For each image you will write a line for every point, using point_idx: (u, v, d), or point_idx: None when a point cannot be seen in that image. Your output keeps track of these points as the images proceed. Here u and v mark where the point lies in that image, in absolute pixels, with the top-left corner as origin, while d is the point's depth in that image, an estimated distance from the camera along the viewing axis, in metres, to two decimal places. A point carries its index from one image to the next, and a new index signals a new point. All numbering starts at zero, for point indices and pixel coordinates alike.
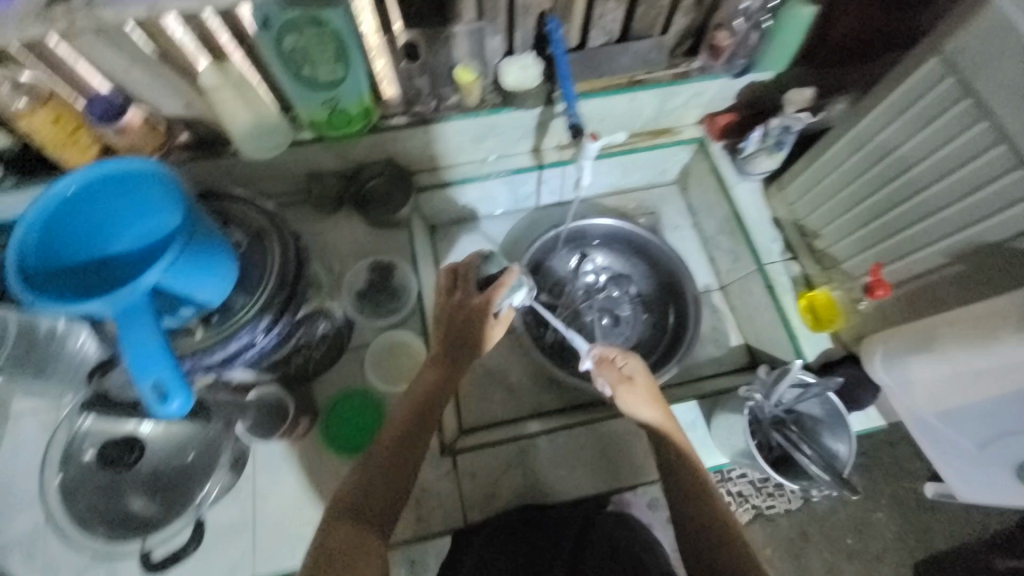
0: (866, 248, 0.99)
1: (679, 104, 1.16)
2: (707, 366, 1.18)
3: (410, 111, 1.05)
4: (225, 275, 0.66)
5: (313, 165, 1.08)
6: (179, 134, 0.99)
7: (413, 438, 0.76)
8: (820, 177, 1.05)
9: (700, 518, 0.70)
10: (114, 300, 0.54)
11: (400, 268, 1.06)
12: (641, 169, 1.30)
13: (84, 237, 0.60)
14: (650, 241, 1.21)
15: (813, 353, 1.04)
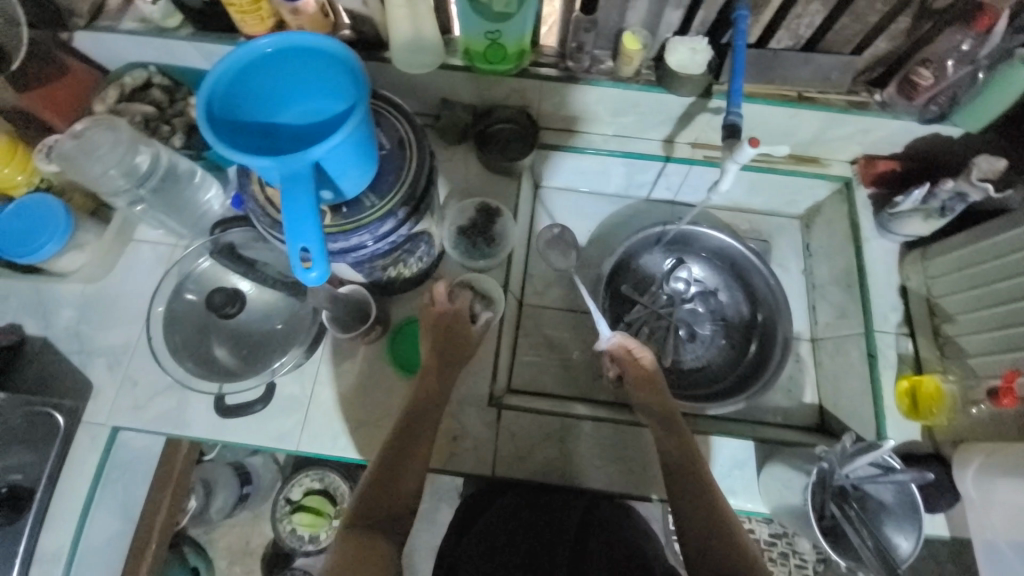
0: (1005, 349, 0.91)
1: (840, 136, 1.06)
2: (769, 413, 1.12)
3: (562, 65, 1.02)
4: (368, 172, 0.68)
5: (448, 92, 1.08)
6: (343, 28, 1.02)
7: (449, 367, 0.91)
8: (975, 260, 0.96)
9: (713, 530, 0.77)
10: (286, 162, 0.57)
11: (503, 216, 1.06)
12: (770, 193, 1.21)
13: (264, 100, 0.65)
14: (755, 268, 1.14)
15: (900, 440, 0.95)
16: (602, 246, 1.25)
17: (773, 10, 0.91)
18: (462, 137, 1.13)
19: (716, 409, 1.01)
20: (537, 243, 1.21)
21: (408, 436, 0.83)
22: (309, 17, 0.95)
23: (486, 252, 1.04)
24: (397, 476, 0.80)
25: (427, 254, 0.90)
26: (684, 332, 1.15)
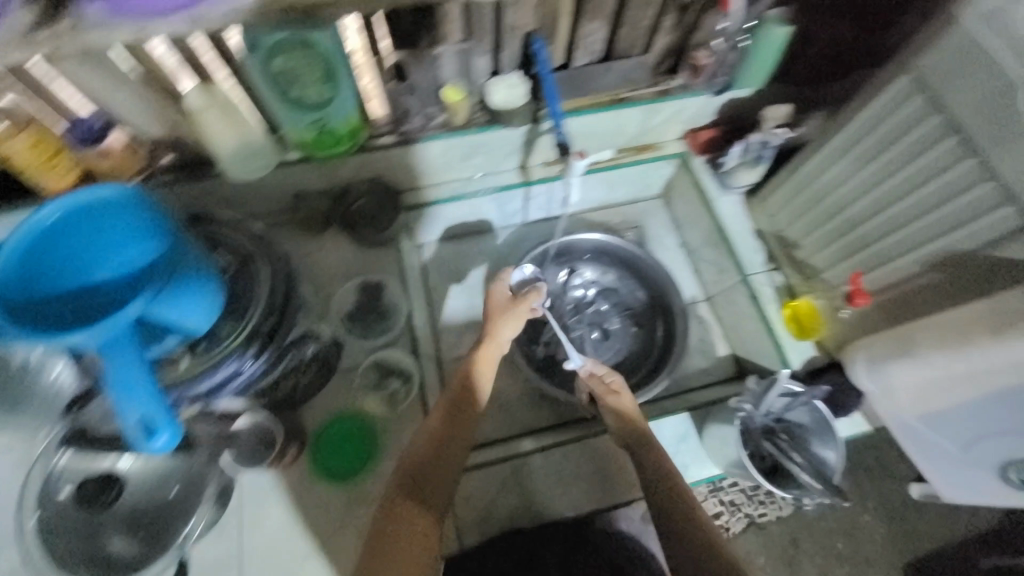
0: (846, 256, 0.99)
1: (661, 121, 1.18)
2: (696, 378, 1.20)
3: (397, 131, 1.05)
4: (210, 303, 0.67)
5: (298, 185, 1.07)
6: (163, 157, 0.98)
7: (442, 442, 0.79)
8: (797, 191, 1.06)
9: (682, 521, 0.72)
10: (101, 332, 0.55)
11: (389, 287, 1.08)
12: (626, 184, 1.33)
13: (68, 263, 0.60)
14: (638, 255, 1.23)
15: (800, 361, 1.07)
16: (500, 279, 1.28)
17: (563, 36, 1.01)
18: (327, 222, 1.13)
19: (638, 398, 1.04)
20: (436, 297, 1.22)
21: (421, 477, 0.76)
22: (119, 154, 0.92)
23: (380, 328, 1.05)
24: (406, 518, 0.71)
25: (319, 351, 0.93)
26: (596, 334, 1.23)
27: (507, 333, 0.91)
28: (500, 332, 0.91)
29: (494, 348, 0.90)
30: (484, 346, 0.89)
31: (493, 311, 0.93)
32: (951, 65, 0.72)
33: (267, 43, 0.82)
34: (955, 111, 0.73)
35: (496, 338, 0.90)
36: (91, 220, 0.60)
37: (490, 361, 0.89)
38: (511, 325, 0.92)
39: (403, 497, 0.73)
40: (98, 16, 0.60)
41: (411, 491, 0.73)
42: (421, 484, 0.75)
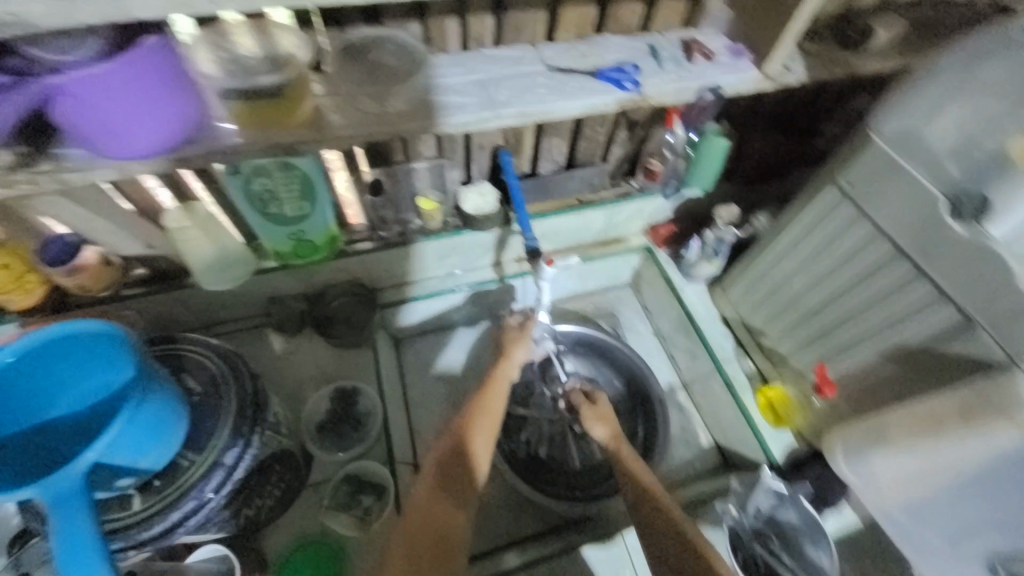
0: (810, 346, 1.03)
1: (624, 219, 1.26)
2: (681, 471, 1.18)
3: (374, 236, 1.09)
4: (175, 434, 0.62)
5: (273, 290, 1.08)
6: (135, 269, 0.98)
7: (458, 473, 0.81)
8: (756, 282, 1.11)
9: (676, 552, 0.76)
10: (47, 485, 0.50)
11: (364, 394, 1.06)
12: (597, 275, 1.38)
13: (22, 405, 0.60)
14: (615, 346, 1.26)
15: (782, 452, 1.07)
16: (478, 373, 1.27)
17: (528, 149, 1.10)
18: (302, 326, 1.12)
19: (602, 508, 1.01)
20: (414, 395, 1.21)
21: (452, 468, 0.82)
22: (92, 270, 0.89)
23: (354, 438, 1.02)
24: (442, 517, 0.76)
25: (287, 473, 0.85)
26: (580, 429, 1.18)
27: (519, 356, 0.99)
28: (513, 355, 0.99)
29: (508, 370, 0.97)
30: (500, 368, 0.97)
31: (506, 338, 1.02)
32: (869, 181, 0.80)
33: (247, 168, 0.86)
34: (881, 221, 0.81)
35: (512, 359, 0.99)
36: (49, 359, 0.59)
37: (503, 382, 0.96)
38: (524, 350, 1.00)
39: (438, 493, 0.78)
40: (81, 158, 0.64)
41: (444, 483, 0.80)
42: (451, 486, 0.80)
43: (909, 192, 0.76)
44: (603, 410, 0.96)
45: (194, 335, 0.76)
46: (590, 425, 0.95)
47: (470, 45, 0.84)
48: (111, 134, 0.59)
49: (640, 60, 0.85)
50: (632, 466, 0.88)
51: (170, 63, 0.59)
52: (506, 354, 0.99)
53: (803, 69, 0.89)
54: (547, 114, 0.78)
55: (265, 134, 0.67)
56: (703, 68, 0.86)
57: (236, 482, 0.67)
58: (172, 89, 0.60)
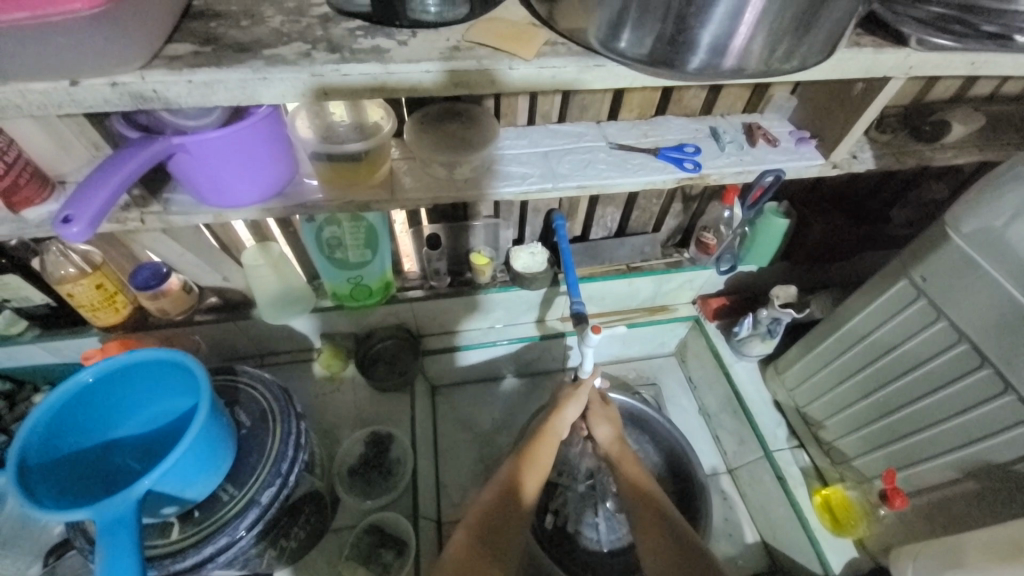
0: (876, 448, 0.94)
1: (673, 289, 1.24)
2: (723, 569, 1.08)
3: (426, 285, 1.13)
4: (221, 466, 0.65)
5: (326, 328, 1.13)
6: (208, 297, 1.06)
7: (503, 523, 0.80)
8: (812, 369, 1.04)
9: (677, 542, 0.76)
10: (104, 509, 0.53)
11: (398, 441, 1.07)
12: (641, 342, 1.35)
13: (96, 421, 0.65)
14: (656, 420, 1.20)
15: (841, 564, 0.96)
16: (511, 431, 1.24)
17: (581, 214, 1.12)
18: (346, 360, 1.16)
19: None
20: (443, 446, 1.19)
21: (496, 522, 0.80)
22: (173, 295, 0.97)
23: (383, 486, 1.02)
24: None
25: (314, 515, 0.84)
26: (611, 503, 1.10)
27: (569, 414, 0.97)
28: (562, 412, 0.97)
29: (558, 424, 0.95)
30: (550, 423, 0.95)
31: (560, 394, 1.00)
32: (946, 280, 0.75)
33: (322, 218, 0.94)
34: (957, 320, 0.75)
35: (560, 415, 0.97)
36: (126, 381, 0.65)
37: (550, 445, 0.93)
38: (574, 407, 0.98)
39: (478, 549, 0.75)
40: (186, 203, 0.72)
41: (482, 541, 0.77)
42: (495, 536, 0.78)
43: (990, 295, 0.70)
44: (611, 413, 1.00)
45: (247, 369, 0.79)
46: (597, 426, 0.99)
47: (536, 120, 0.90)
48: (215, 185, 0.67)
49: (701, 142, 0.88)
50: (628, 466, 0.91)
51: (276, 128, 0.67)
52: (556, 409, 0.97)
53: (871, 159, 0.87)
54: (606, 186, 0.81)
55: (344, 192, 0.74)
56: (764, 153, 0.86)
57: (267, 521, 0.67)
58: (271, 148, 0.67)
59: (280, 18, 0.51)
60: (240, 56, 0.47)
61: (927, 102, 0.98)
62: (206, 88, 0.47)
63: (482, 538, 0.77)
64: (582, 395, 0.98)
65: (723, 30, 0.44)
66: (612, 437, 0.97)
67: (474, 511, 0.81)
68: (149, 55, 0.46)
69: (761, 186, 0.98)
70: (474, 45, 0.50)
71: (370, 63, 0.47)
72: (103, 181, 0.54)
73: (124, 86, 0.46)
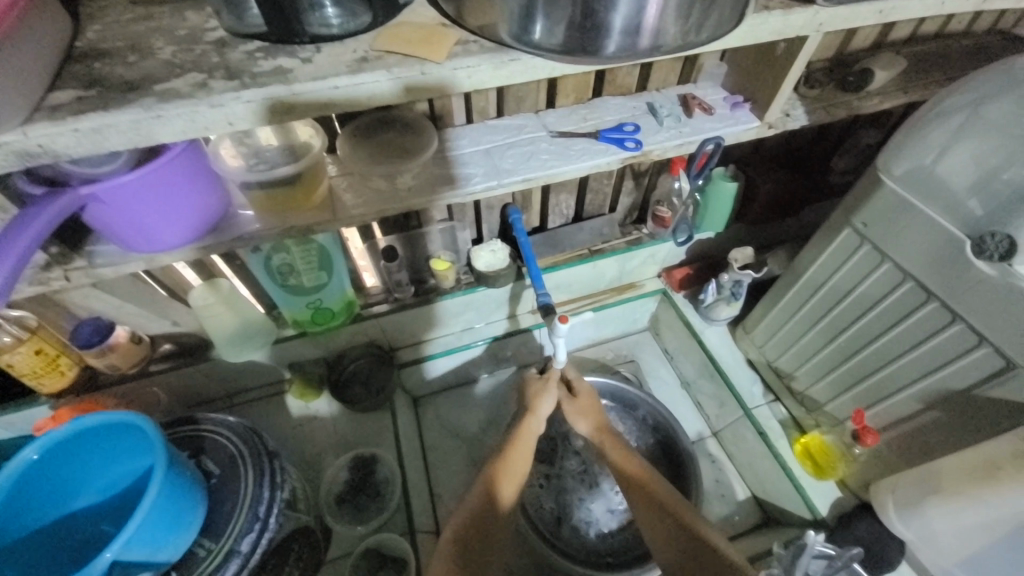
0: (844, 391, 0.98)
1: (637, 265, 1.25)
2: (718, 529, 1.11)
3: (390, 298, 1.11)
4: (193, 521, 0.62)
5: (293, 357, 1.09)
6: (161, 345, 1.01)
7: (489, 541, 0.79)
8: (777, 325, 1.07)
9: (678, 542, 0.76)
10: None
11: (383, 461, 1.06)
12: (615, 322, 1.37)
13: (50, 497, 0.61)
14: (640, 396, 1.21)
15: (826, 506, 0.99)
16: (498, 430, 1.24)
17: (536, 205, 1.11)
18: (319, 389, 1.12)
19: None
20: (432, 456, 1.18)
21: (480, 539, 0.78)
22: (123, 349, 0.92)
23: (374, 509, 1.01)
24: None
25: (305, 551, 0.82)
26: (605, 485, 1.12)
27: (545, 409, 0.96)
28: (538, 408, 0.96)
29: (534, 425, 0.94)
30: (525, 424, 0.94)
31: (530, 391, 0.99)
32: (886, 223, 0.78)
33: (268, 247, 0.90)
34: (899, 260, 0.78)
35: (535, 414, 0.96)
36: (75, 451, 0.61)
37: (524, 446, 0.91)
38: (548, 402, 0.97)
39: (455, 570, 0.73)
40: (112, 253, 0.68)
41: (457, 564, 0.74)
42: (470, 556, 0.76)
43: (924, 234, 0.74)
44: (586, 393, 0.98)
45: (211, 415, 0.75)
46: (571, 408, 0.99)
47: (474, 117, 0.88)
48: (141, 230, 0.63)
49: (640, 120, 0.88)
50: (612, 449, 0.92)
51: (196, 162, 0.63)
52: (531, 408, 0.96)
53: (803, 115, 0.89)
54: (552, 176, 0.80)
55: (284, 219, 0.71)
56: (702, 122, 0.87)
57: (252, 569, 0.65)
58: (195, 184, 0.64)
59: (171, 48, 0.48)
60: (129, 96, 0.44)
61: (849, 53, 1.01)
62: (97, 135, 0.43)
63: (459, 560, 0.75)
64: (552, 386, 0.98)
65: (631, 12, 0.43)
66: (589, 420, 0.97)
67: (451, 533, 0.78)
68: (29, 108, 0.43)
69: (704, 155, 0.98)
70: (383, 54, 0.49)
71: (274, 87, 0.45)
72: (5, 244, 0.50)
73: (5, 146, 0.42)
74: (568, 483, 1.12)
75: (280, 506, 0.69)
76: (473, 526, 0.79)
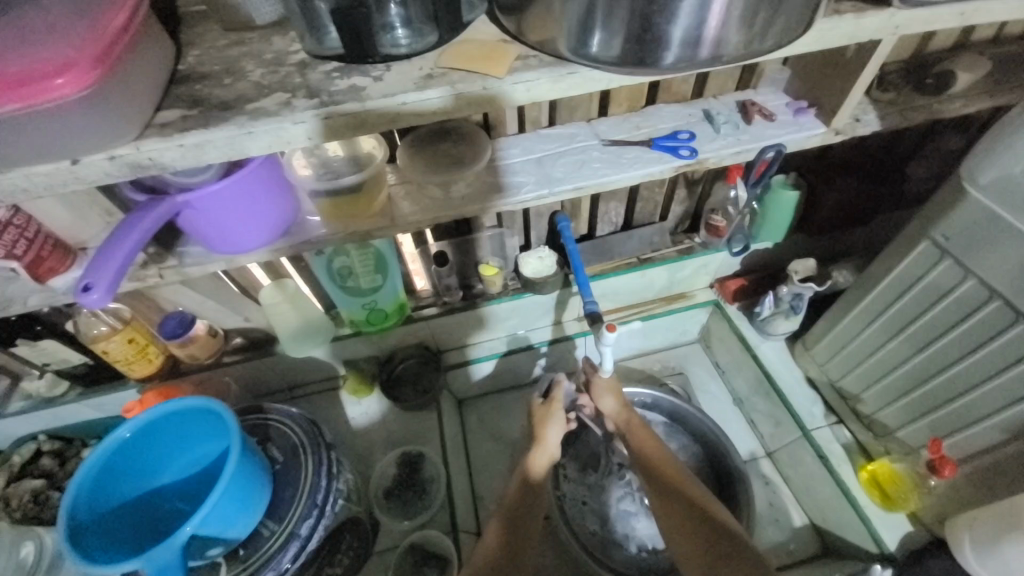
0: (918, 417, 0.90)
1: (687, 275, 1.21)
2: (772, 555, 1.05)
3: (439, 301, 1.14)
4: (259, 503, 0.66)
5: (349, 355, 1.15)
6: (233, 338, 1.10)
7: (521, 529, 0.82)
8: (841, 343, 1.00)
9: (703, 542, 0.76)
10: (151, 559, 0.55)
11: (429, 459, 1.09)
12: (663, 332, 1.33)
13: (139, 472, 0.68)
14: (688, 411, 1.16)
15: (896, 541, 0.92)
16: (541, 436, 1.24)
17: (585, 213, 1.11)
18: (371, 385, 1.18)
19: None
20: (474, 458, 1.20)
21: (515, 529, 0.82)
22: (201, 340, 1.01)
23: (419, 506, 1.04)
24: None
25: (356, 541, 0.86)
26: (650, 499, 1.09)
27: (552, 436, 0.93)
28: (545, 436, 0.93)
29: (542, 456, 0.92)
30: (531, 456, 0.91)
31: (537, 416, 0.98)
32: (971, 235, 0.72)
33: (330, 250, 0.95)
34: (986, 276, 0.72)
35: (544, 444, 0.93)
36: (159, 432, 0.67)
37: (536, 471, 0.90)
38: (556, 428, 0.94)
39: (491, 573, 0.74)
40: (198, 254, 0.75)
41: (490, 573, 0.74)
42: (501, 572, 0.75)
43: (1017, 249, 0.67)
44: (611, 383, 0.98)
45: (276, 405, 0.81)
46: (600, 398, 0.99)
47: (526, 127, 0.90)
48: (223, 234, 0.69)
49: (695, 127, 0.86)
50: (644, 440, 0.92)
51: (272, 173, 0.69)
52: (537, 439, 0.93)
53: (875, 120, 0.84)
54: (603, 185, 0.80)
55: (348, 224, 0.76)
56: (761, 129, 0.84)
57: (310, 552, 0.69)
58: (271, 193, 0.70)
59: (259, 70, 0.53)
60: (224, 114, 0.49)
61: (929, 53, 0.94)
62: (195, 149, 0.49)
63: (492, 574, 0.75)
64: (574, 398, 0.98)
65: (692, 22, 0.43)
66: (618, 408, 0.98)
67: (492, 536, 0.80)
68: (142, 125, 0.49)
69: (763, 162, 0.95)
70: (447, 70, 0.52)
71: (348, 104, 0.49)
72: (114, 246, 0.57)
73: (122, 158, 0.48)
74: (612, 496, 1.10)
75: (335, 495, 0.73)
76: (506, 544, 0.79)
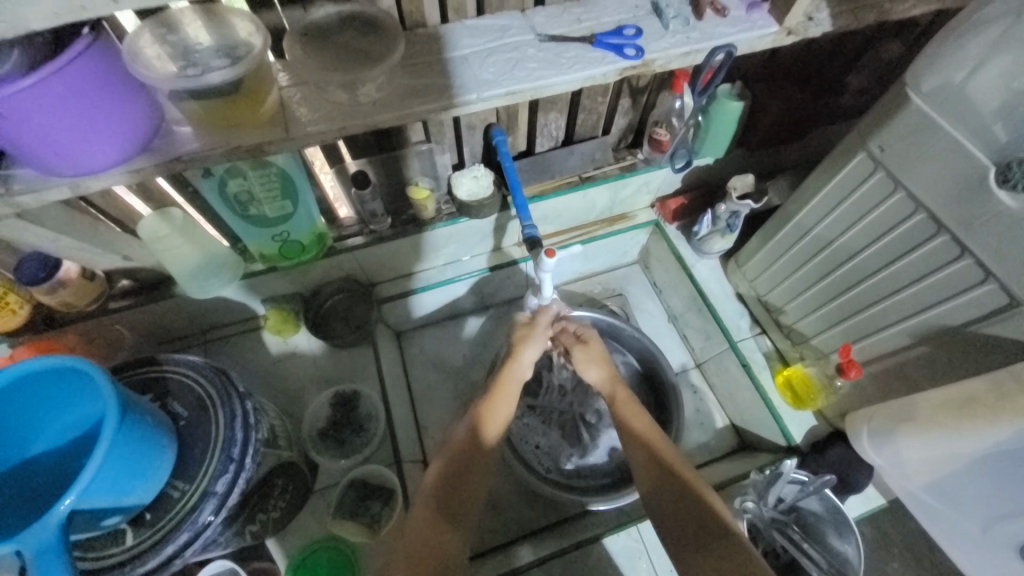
0: (833, 325, 0.97)
1: (630, 194, 1.16)
2: (697, 454, 1.15)
3: (365, 230, 1.02)
4: (159, 464, 0.59)
5: (265, 292, 1.04)
6: (119, 280, 0.94)
7: (462, 477, 0.78)
8: (772, 260, 1.03)
9: (679, 509, 0.72)
10: (22, 542, 0.47)
11: (366, 396, 1.05)
12: (603, 255, 1.32)
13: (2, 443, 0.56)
14: (627, 330, 1.18)
15: (802, 433, 1.02)
16: (483, 363, 1.23)
17: (522, 125, 1.00)
18: (297, 323, 1.09)
19: (603, 504, 0.96)
20: (416, 388, 1.18)
21: (455, 492, 0.77)
22: (75, 285, 0.85)
23: (358, 442, 1.01)
24: (440, 536, 0.72)
25: (289, 484, 0.83)
26: (590, 417, 1.13)
27: (529, 356, 0.93)
28: (522, 355, 0.92)
29: (517, 370, 0.91)
30: (506, 369, 0.90)
31: (516, 334, 0.95)
32: (902, 148, 0.72)
33: (220, 170, 0.79)
34: (913, 189, 0.72)
35: (518, 359, 0.92)
36: (16, 398, 0.55)
37: (501, 413, 0.86)
38: (533, 349, 0.93)
39: (436, 513, 0.74)
40: (30, 178, 0.59)
41: (443, 503, 0.76)
42: (451, 503, 0.76)
43: (947, 160, 0.67)
44: (597, 352, 0.95)
45: (174, 356, 0.71)
46: (585, 369, 0.94)
47: (449, 17, 0.75)
48: (54, 144, 0.53)
49: (643, 22, 0.76)
50: (626, 409, 0.86)
51: (110, 66, 0.52)
52: (512, 354, 0.92)
53: (828, 19, 0.77)
54: (539, 89, 0.70)
55: (228, 136, 0.62)
56: (712, 26, 0.75)
57: (233, 505, 0.64)
58: (112, 92, 0.53)
59: None
60: None
61: None
62: None
63: (441, 502, 0.76)
64: (537, 334, 0.94)
65: None
66: (606, 377, 0.93)
67: (431, 483, 0.77)
68: None
69: (712, 67, 0.87)
70: None
71: None
72: None
73: None
74: (555, 417, 1.14)
75: (255, 447, 0.67)
76: (459, 467, 0.78)
